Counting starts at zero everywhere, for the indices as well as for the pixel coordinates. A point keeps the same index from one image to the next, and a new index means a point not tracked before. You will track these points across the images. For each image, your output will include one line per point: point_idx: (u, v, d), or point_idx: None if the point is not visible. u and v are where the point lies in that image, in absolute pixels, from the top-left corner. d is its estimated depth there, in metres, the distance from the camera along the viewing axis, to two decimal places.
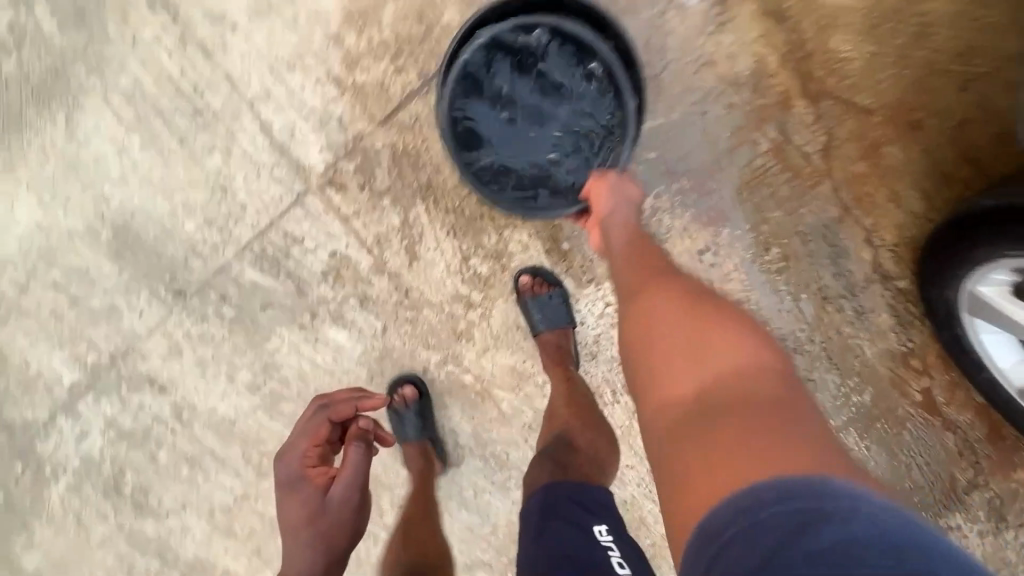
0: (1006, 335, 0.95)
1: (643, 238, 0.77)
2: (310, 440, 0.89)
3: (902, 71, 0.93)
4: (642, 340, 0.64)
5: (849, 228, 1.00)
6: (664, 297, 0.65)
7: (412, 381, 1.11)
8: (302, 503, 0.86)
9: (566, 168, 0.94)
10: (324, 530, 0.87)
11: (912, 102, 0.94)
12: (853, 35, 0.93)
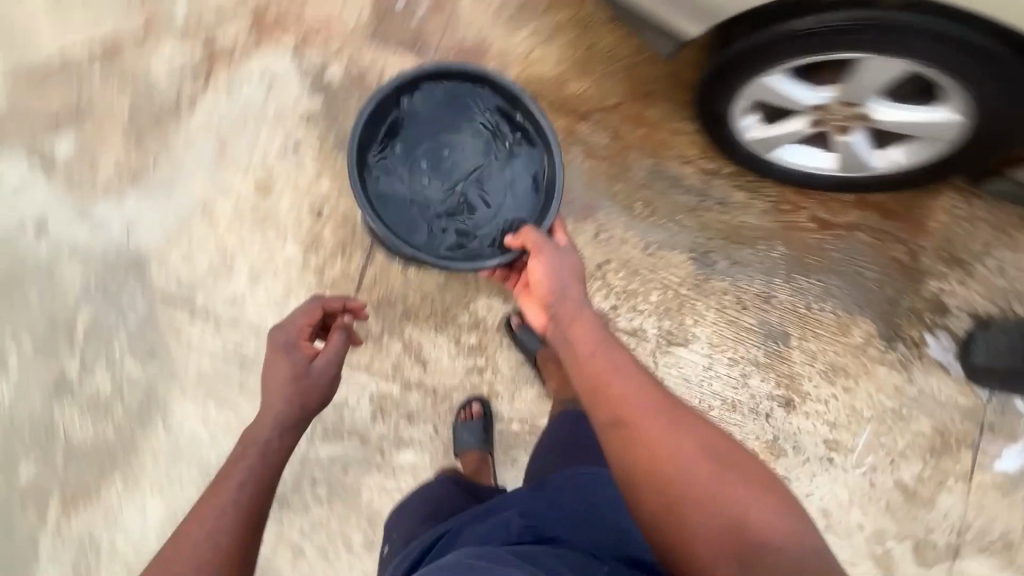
0: (797, 146, 1.27)
1: (587, 311, 0.95)
2: (305, 318, 1.05)
3: (619, 74, 1.42)
4: (618, 417, 0.78)
5: (667, 163, 1.42)
6: (631, 378, 0.81)
7: (478, 400, 1.36)
8: (290, 360, 0.97)
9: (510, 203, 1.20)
10: (300, 397, 0.94)
11: (638, 83, 1.42)
12: (579, 75, 1.44)
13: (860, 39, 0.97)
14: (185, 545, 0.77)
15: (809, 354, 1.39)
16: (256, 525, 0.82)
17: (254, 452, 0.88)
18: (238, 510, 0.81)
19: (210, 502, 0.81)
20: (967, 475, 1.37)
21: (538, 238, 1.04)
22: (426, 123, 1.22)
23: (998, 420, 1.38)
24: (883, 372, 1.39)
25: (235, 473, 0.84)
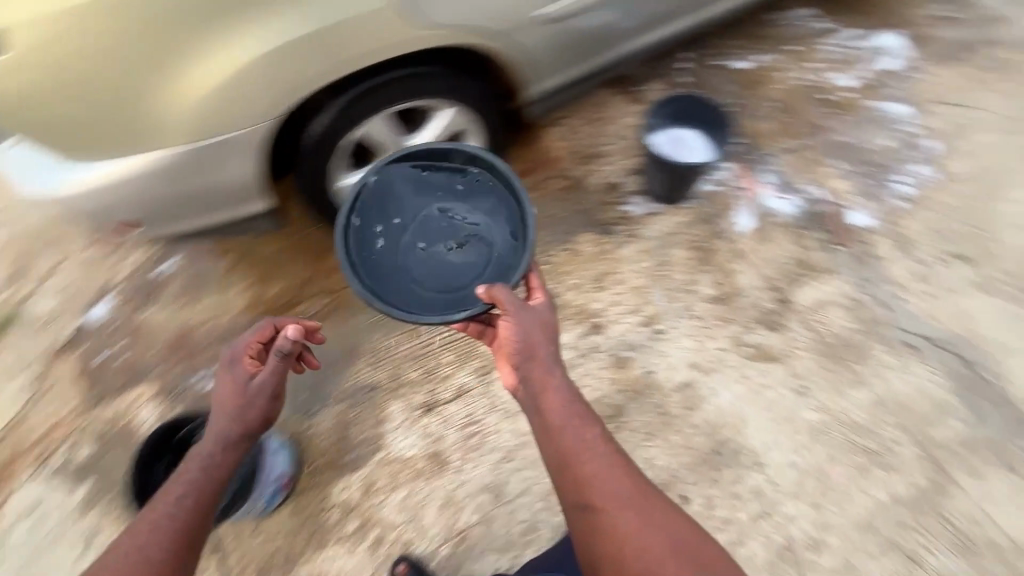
0: None
1: (557, 378, 1.04)
2: (254, 338, 1.06)
3: (287, 259, 1.69)
4: (589, 502, 0.93)
5: None
6: (602, 463, 0.96)
7: (398, 560, 1.36)
8: (233, 379, 1.00)
9: (490, 242, 1.19)
10: (240, 416, 0.98)
11: (305, 252, 1.69)
12: (265, 283, 1.68)
13: (335, 131, 1.26)
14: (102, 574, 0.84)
15: (575, 287, 1.61)
16: (181, 557, 0.87)
17: (196, 472, 0.95)
18: (155, 550, 0.86)
19: (127, 540, 0.87)
20: (736, 253, 1.62)
21: (509, 298, 1.04)
22: (382, 180, 1.21)
23: (714, 207, 1.67)
24: (627, 250, 1.64)
25: (168, 499, 0.91)
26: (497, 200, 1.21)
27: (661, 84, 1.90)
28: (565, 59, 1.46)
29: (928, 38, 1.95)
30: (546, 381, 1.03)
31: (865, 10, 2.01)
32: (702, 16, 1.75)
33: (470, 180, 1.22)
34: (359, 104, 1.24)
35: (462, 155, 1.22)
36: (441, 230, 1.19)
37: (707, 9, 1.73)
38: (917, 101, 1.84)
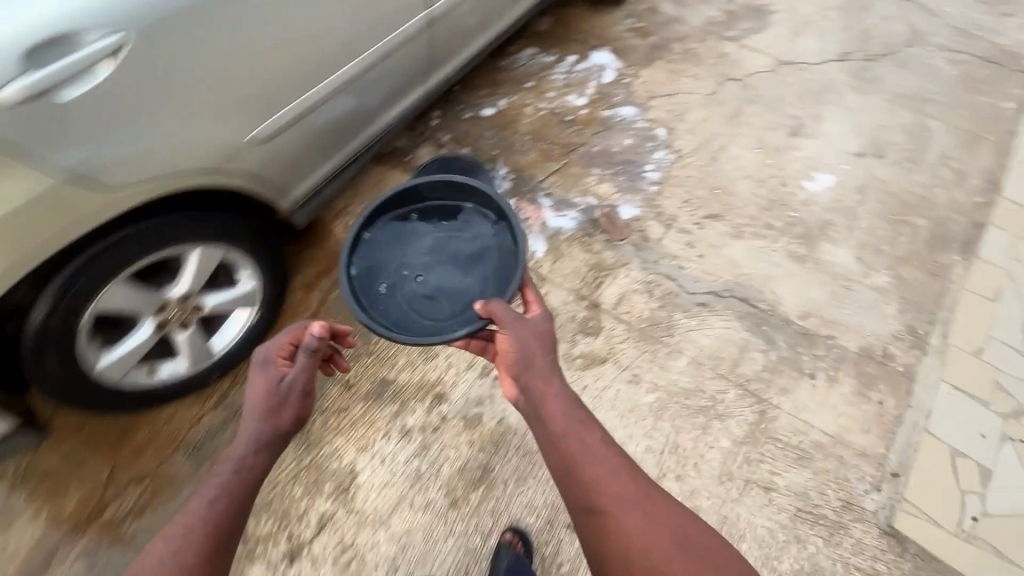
0: (214, 336, 1.48)
1: (557, 387, 1.05)
2: (287, 337, 1.04)
3: (78, 461, 1.46)
4: (592, 500, 0.94)
5: (184, 442, 1.50)
6: (604, 465, 0.96)
7: None
8: (266, 378, 0.98)
9: (485, 275, 1.19)
10: (270, 416, 0.95)
11: (97, 447, 1.48)
12: (56, 498, 1.42)
13: (68, 324, 1.16)
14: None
15: (407, 366, 1.60)
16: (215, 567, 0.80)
17: (230, 474, 0.89)
18: (189, 552, 0.79)
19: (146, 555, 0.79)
20: (540, 278, 1.73)
21: (505, 312, 1.07)
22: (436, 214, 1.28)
23: None
24: None
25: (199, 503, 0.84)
26: (499, 237, 1.22)
27: (429, 148, 2.03)
28: (309, 163, 1.50)
29: (631, 50, 2.31)
30: (550, 388, 1.04)
31: (577, 40, 2.34)
32: (434, 81, 1.92)
33: (469, 219, 1.26)
34: (86, 289, 1.15)
35: (471, 193, 1.24)
36: (440, 257, 1.23)
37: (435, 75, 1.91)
38: (640, 101, 2.16)
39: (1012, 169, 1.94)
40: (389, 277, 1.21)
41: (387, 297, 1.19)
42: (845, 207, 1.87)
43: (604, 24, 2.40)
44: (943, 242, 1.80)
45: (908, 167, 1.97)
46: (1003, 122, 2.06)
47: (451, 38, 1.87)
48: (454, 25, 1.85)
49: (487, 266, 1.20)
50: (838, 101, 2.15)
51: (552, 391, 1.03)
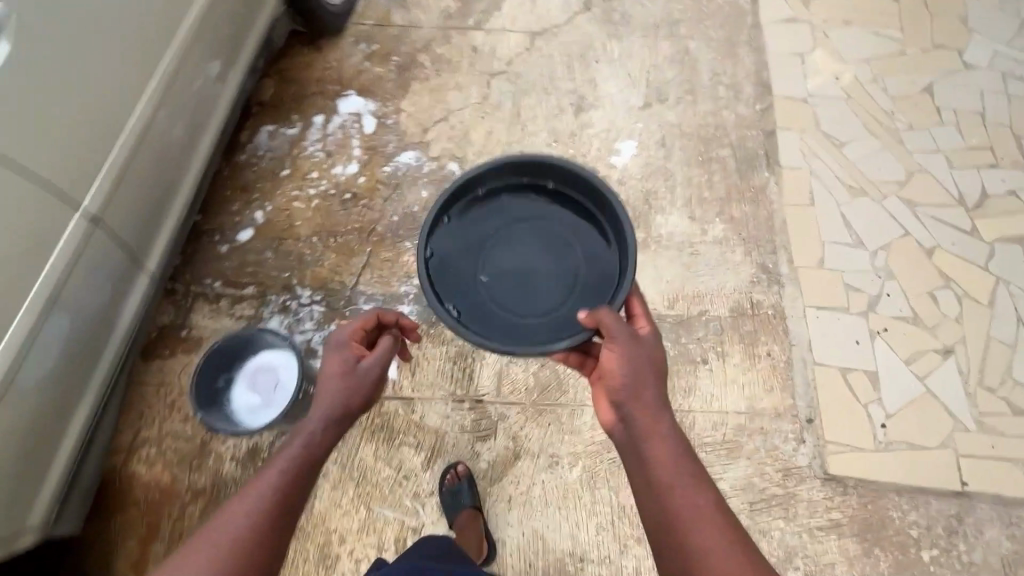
0: None
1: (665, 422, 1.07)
2: (359, 321, 1.18)
3: None
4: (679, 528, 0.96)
5: None
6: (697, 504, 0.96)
7: None
8: (341, 359, 1.10)
9: (569, 278, 1.33)
10: (345, 394, 1.07)
11: None
12: None
13: None
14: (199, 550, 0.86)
15: None
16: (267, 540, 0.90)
17: (301, 449, 1.00)
18: (255, 522, 0.90)
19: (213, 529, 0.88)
20: (405, 405, 1.50)
21: (616, 329, 1.12)
22: (519, 202, 1.39)
23: None
24: (320, 503, 1.40)
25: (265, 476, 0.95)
26: (597, 243, 1.35)
27: (204, 307, 1.63)
28: (47, 440, 1.31)
29: (379, 81, 2.00)
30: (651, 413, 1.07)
31: (315, 94, 1.98)
32: (166, 228, 1.64)
33: (564, 220, 1.37)
34: None
35: (574, 194, 1.37)
36: (522, 250, 1.36)
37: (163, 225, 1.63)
38: (415, 139, 1.89)
39: (772, 61, 2.00)
40: (473, 271, 1.35)
41: (467, 284, 1.33)
42: (657, 168, 1.82)
43: (334, 61, 2.04)
44: (750, 163, 1.82)
45: (691, 99, 1.95)
46: (747, 16, 2.10)
47: (154, 184, 1.58)
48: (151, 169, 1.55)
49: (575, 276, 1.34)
50: (603, 54, 2.05)
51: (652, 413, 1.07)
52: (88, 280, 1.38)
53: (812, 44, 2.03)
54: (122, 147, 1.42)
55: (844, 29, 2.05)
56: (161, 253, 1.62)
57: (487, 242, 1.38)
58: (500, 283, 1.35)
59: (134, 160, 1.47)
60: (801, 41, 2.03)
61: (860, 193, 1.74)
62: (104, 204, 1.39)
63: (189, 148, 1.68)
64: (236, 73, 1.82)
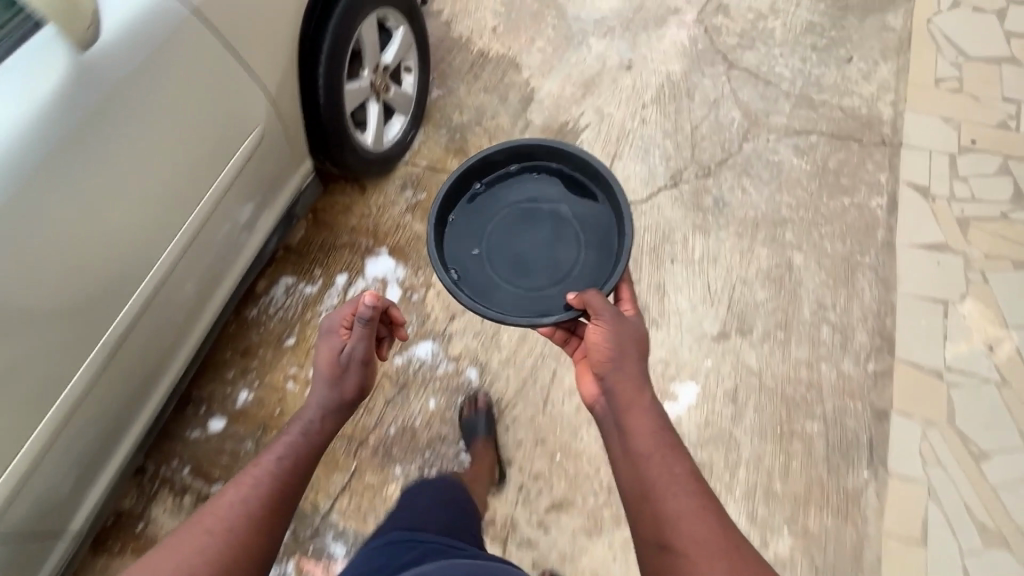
0: None
1: (648, 397, 1.00)
2: (346, 310, 1.08)
3: None
4: (646, 496, 0.90)
5: None
6: (673, 473, 0.90)
7: None
8: (330, 347, 1.04)
9: (569, 260, 1.28)
10: (337, 383, 1.03)
11: None
12: None
13: None
14: (184, 542, 0.80)
15: None
16: (265, 536, 0.84)
17: (297, 435, 0.96)
18: (249, 510, 0.85)
19: (202, 521, 0.82)
20: None
21: (604, 304, 1.06)
22: (523, 177, 1.33)
23: None
24: None
25: (262, 476, 0.89)
26: (598, 221, 1.28)
27: (167, 500, 1.48)
28: None
29: (417, 240, 1.77)
30: (641, 398, 0.99)
31: (344, 246, 1.77)
32: (156, 397, 1.41)
33: (568, 195, 1.31)
34: None
35: (581, 166, 1.28)
36: (524, 230, 1.31)
37: (151, 395, 1.40)
38: (438, 327, 1.63)
39: (902, 304, 1.55)
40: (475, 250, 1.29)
41: (472, 260, 1.28)
42: (719, 433, 1.44)
43: (374, 207, 1.82)
44: (846, 451, 1.40)
45: (783, 337, 1.54)
46: (877, 230, 1.66)
47: (147, 361, 1.33)
48: (151, 332, 1.31)
49: (577, 254, 1.27)
50: (682, 250, 1.69)
51: (631, 380, 1.01)
52: (48, 479, 1.20)
53: (963, 287, 1.56)
54: (118, 331, 1.20)
55: (1008, 276, 1.57)
56: (141, 426, 1.40)
57: (493, 223, 1.32)
58: (501, 260, 1.29)
59: (121, 348, 1.24)
60: (946, 281, 1.57)
61: (995, 538, 1.32)
62: (73, 407, 1.17)
63: (196, 309, 1.42)
64: (271, 214, 1.54)
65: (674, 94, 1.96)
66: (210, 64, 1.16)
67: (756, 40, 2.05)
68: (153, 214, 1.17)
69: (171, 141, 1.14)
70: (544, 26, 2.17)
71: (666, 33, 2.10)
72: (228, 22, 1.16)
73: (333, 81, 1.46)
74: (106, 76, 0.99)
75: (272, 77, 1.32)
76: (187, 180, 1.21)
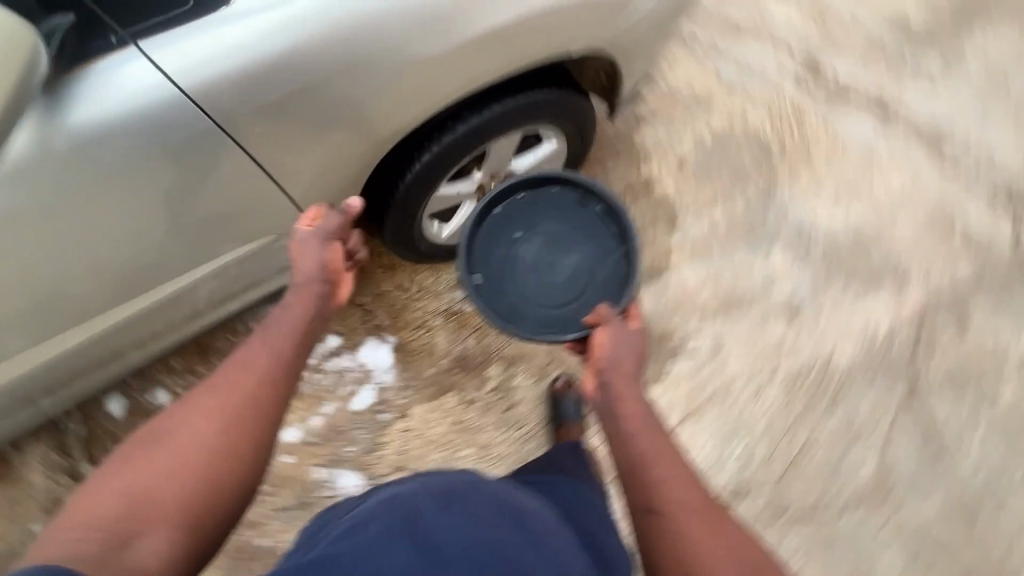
0: None
1: (637, 389, 0.91)
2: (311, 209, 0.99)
3: None
4: (645, 494, 0.78)
5: None
6: (669, 463, 0.79)
7: None
8: (298, 243, 0.94)
9: (584, 278, 1.14)
10: (308, 276, 0.92)
11: None
12: None
13: None
14: (191, 409, 0.76)
15: None
16: (280, 390, 0.80)
17: (284, 330, 0.86)
18: (232, 404, 0.76)
19: (198, 405, 0.76)
20: None
21: (608, 313, 1.00)
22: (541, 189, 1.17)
23: None
24: None
25: (271, 339, 0.85)
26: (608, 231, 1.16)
27: (38, 448, 1.39)
28: None
29: (427, 354, 1.49)
30: (646, 417, 0.86)
31: (358, 308, 1.52)
32: (67, 397, 1.26)
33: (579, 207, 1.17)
34: None
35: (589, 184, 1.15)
36: (542, 243, 1.16)
37: (83, 387, 1.27)
38: (377, 469, 1.39)
39: None
40: (504, 259, 1.15)
41: (497, 270, 1.14)
42: None
43: (415, 286, 1.54)
44: None
45: None
46: None
47: (94, 362, 1.19)
48: (107, 346, 1.15)
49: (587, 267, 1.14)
50: None
51: (627, 367, 0.93)
52: None
53: None
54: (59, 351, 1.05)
55: None
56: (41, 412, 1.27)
57: (517, 233, 1.17)
58: (524, 274, 1.15)
59: (59, 361, 1.09)
60: None
61: None
62: None
63: (176, 326, 1.25)
64: (282, 279, 1.29)
65: (814, 387, 1.49)
66: (220, 175, 0.87)
67: (967, 388, 1.50)
68: (140, 271, 0.95)
69: (161, 229, 0.90)
70: (737, 195, 1.69)
71: (866, 302, 1.58)
72: (259, 141, 0.86)
73: (417, 189, 1.15)
74: (54, 175, 0.76)
75: (315, 196, 1.00)
76: (152, 270, 0.96)
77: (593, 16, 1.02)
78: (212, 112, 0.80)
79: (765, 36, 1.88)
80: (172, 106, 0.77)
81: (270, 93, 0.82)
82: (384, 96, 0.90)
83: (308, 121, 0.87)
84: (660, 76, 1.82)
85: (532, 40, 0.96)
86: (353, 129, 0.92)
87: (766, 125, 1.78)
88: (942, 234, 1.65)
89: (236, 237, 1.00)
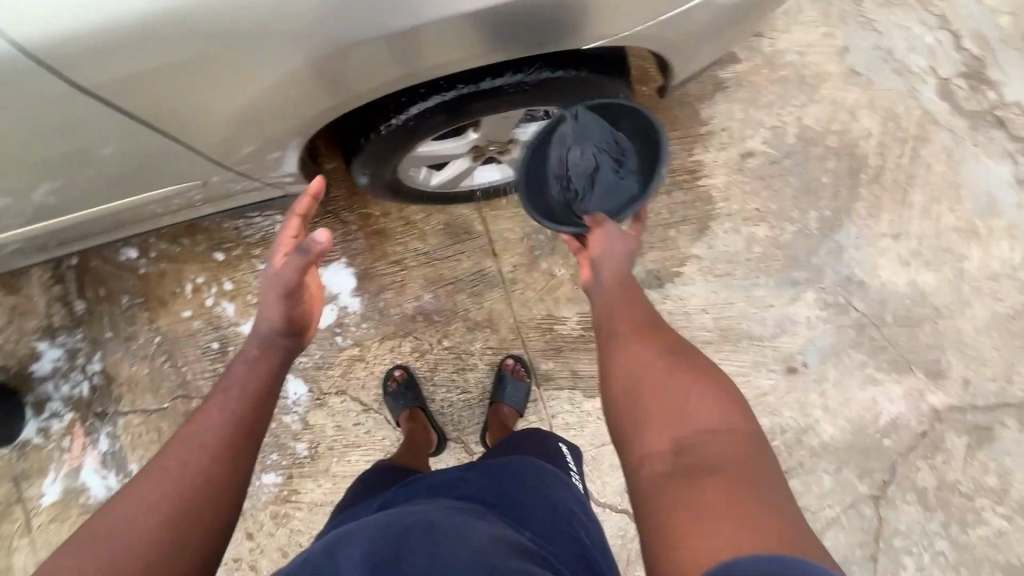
0: None
1: (617, 262, 0.85)
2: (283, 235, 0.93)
3: None
4: (609, 322, 0.80)
5: None
6: (629, 296, 0.81)
7: None
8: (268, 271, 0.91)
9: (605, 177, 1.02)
10: (271, 311, 0.87)
11: None
12: None
13: None
14: (138, 503, 0.67)
15: None
16: (244, 453, 0.75)
17: (246, 381, 0.81)
18: (194, 464, 0.71)
19: (160, 477, 0.69)
20: (26, 528, 1.48)
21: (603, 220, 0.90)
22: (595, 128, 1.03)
23: (25, 465, 1.49)
24: None
25: (229, 397, 0.79)
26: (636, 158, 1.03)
27: (40, 271, 1.52)
28: None
29: (395, 293, 1.45)
30: (620, 283, 0.83)
31: (339, 224, 1.45)
32: (68, 249, 1.37)
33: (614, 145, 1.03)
34: None
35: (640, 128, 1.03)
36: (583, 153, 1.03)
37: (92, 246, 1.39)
38: (321, 386, 1.45)
39: None
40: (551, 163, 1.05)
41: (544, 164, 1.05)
42: None
43: (403, 219, 1.45)
44: None
45: None
46: None
47: (90, 232, 1.28)
48: (99, 223, 1.24)
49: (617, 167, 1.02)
50: None
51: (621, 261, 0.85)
52: None
53: None
54: (46, 224, 1.17)
55: None
56: (43, 260, 1.40)
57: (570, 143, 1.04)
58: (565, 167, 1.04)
59: (51, 229, 1.20)
60: None
61: None
62: None
63: (165, 215, 1.28)
64: (255, 196, 1.24)
65: (777, 453, 1.38)
66: (121, 111, 0.85)
67: (947, 509, 1.35)
68: (93, 167, 0.99)
69: (93, 139, 0.90)
70: (793, 216, 1.41)
71: (883, 384, 1.38)
72: (124, 87, 0.81)
73: (390, 146, 1.05)
74: None
75: (254, 127, 0.96)
76: (107, 173, 1.02)
77: (574, 14, 0.85)
78: (51, 59, 0.75)
79: (925, 14, 1.43)
80: (44, 56, 0.75)
81: (120, 42, 0.76)
82: (265, 49, 0.80)
83: (178, 71, 0.81)
84: (766, 35, 1.43)
85: (466, 14, 0.81)
86: (281, 79, 0.86)
87: (872, 137, 1.42)
88: (1016, 335, 1.38)
89: (141, 156, 0.98)
